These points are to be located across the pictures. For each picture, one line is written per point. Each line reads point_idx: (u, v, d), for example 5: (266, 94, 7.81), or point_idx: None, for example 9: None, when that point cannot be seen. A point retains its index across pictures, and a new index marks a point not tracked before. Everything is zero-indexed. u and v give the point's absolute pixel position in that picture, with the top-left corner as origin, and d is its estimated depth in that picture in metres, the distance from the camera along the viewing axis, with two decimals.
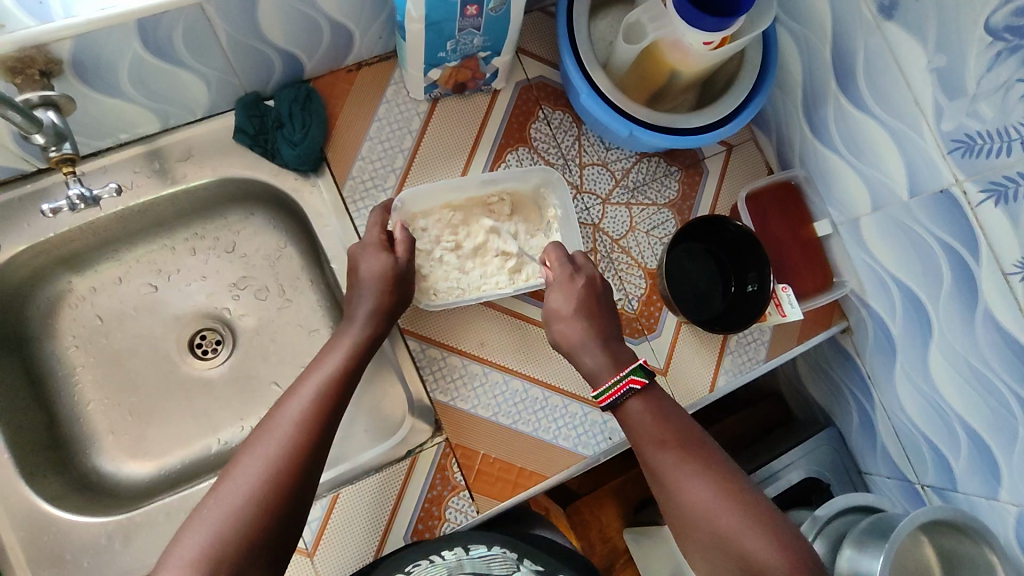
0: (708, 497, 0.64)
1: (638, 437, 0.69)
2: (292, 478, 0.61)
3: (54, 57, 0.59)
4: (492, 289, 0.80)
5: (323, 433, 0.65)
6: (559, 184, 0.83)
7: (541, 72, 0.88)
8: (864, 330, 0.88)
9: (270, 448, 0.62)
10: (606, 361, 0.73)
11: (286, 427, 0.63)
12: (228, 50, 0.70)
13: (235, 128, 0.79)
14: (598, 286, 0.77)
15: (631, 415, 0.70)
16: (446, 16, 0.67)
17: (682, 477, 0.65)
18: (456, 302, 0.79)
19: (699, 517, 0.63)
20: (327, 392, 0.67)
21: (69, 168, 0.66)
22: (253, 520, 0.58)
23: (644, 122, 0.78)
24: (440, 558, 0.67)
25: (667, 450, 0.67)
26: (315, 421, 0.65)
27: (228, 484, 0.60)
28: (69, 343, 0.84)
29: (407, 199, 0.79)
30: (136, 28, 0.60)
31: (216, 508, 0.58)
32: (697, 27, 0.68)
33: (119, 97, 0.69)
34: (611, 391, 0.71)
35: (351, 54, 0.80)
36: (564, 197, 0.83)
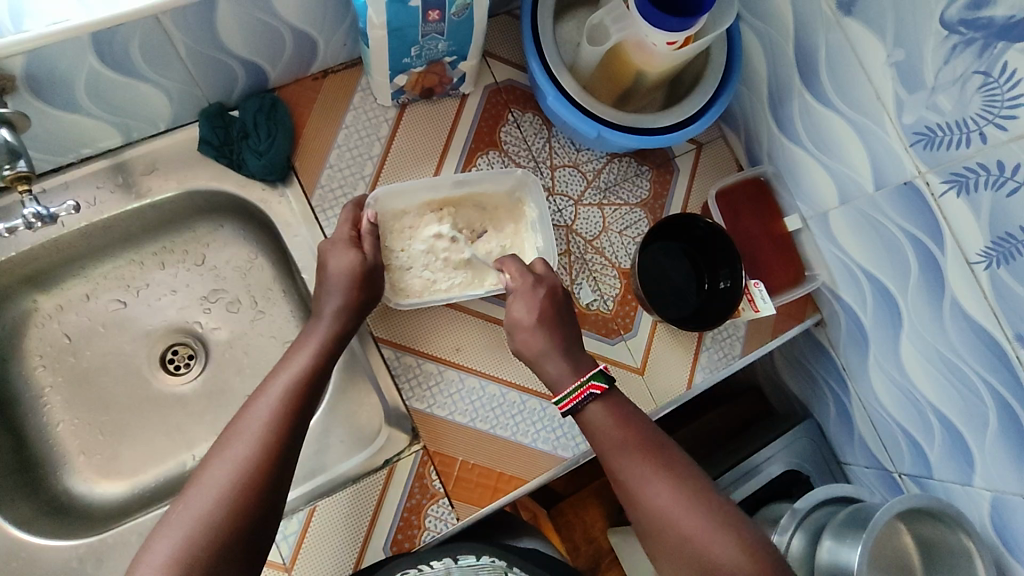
0: (671, 500, 0.65)
1: (600, 442, 0.70)
2: (263, 479, 0.60)
3: (6, 73, 0.58)
4: (466, 291, 0.79)
5: (294, 430, 0.64)
6: (535, 187, 0.82)
7: (509, 75, 0.88)
8: (837, 322, 0.89)
9: (240, 447, 0.61)
10: (568, 368, 0.73)
11: (255, 429, 0.62)
12: (188, 62, 0.69)
13: (200, 139, 0.78)
14: (558, 296, 0.76)
15: (591, 418, 0.70)
16: (408, 22, 0.67)
17: (643, 482, 0.67)
18: (427, 302, 0.78)
19: (659, 521, 0.65)
20: (299, 388, 0.66)
21: (25, 186, 0.63)
22: (221, 520, 0.57)
23: (612, 123, 0.78)
24: (429, 567, 0.67)
25: (629, 454, 0.68)
26: (283, 423, 0.64)
27: (197, 488, 0.59)
28: (36, 363, 0.82)
29: (383, 194, 0.78)
30: (90, 41, 0.59)
31: (185, 511, 0.57)
32: (660, 27, 0.68)
33: (77, 112, 0.68)
34: (570, 397, 0.71)
35: (316, 62, 0.80)
36: (539, 200, 0.82)
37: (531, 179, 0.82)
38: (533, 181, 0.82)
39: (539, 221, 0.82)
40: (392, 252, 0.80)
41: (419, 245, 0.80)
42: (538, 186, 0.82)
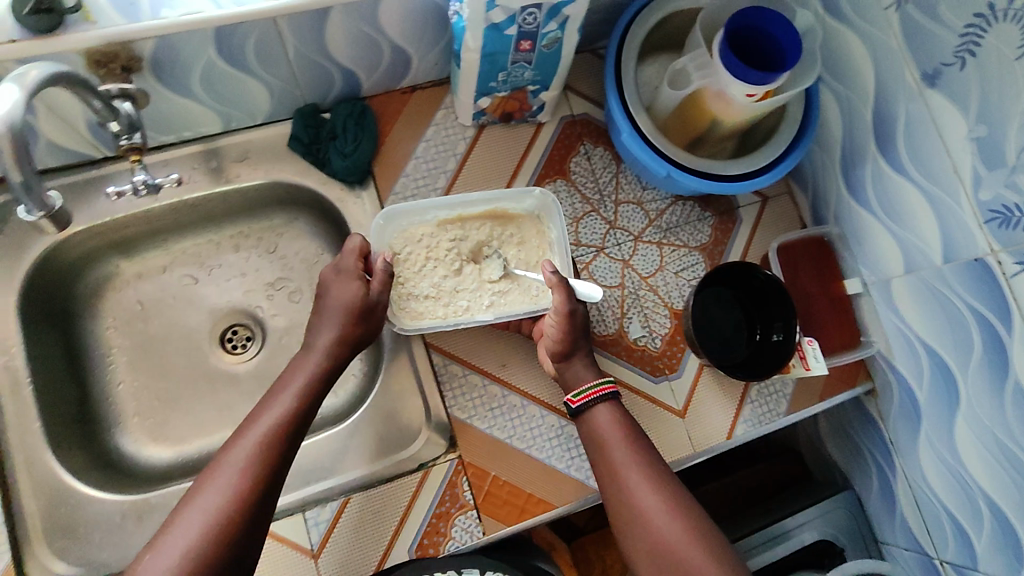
0: (651, 499, 0.68)
1: (599, 437, 0.73)
2: (247, 511, 0.61)
3: (135, 54, 0.64)
4: (476, 316, 0.78)
5: (284, 454, 0.66)
6: (555, 206, 0.83)
7: (585, 109, 0.91)
8: (890, 394, 0.87)
9: (236, 470, 0.63)
10: (586, 369, 0.77)
11: (241, 461, 0.63)
12: (294, 64, 0.74)
13: (291, 136, 0.84)
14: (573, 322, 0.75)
15: (598, 415, 0.74)
16: (500, 49, 0.71)
17: (628, 479, 0.69)
18: (428, 328, 0.77)
19: (640, 518, 0.67)
20: (293, 415, 0.68)
21: (136, 157, 0.69)
22: (205, 553, 0.58)
23: (682, 165, 0.78)
24: None
25: (622, 452, 0.71)
26: (270, 453, 0.65)
27: (182, 520, 0.60)
28: (109, 323, 0.87)
29: (385, 216, 0.80)
30: (213, 36, 0.65)
31: (170, 543, 0.58)
32: (741, 79, 0.70)
33: (189, 98, 0.73)
34: (588, 393, 0.74)
35: (407, 78, 0.85)
36: (557, 220, 0.83)
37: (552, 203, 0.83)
38: (551, 199, 0.82)
39: (558, 246, 0.82)
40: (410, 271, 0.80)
41: (429, 268, 0.80)
42: (558, 210, 0.82)
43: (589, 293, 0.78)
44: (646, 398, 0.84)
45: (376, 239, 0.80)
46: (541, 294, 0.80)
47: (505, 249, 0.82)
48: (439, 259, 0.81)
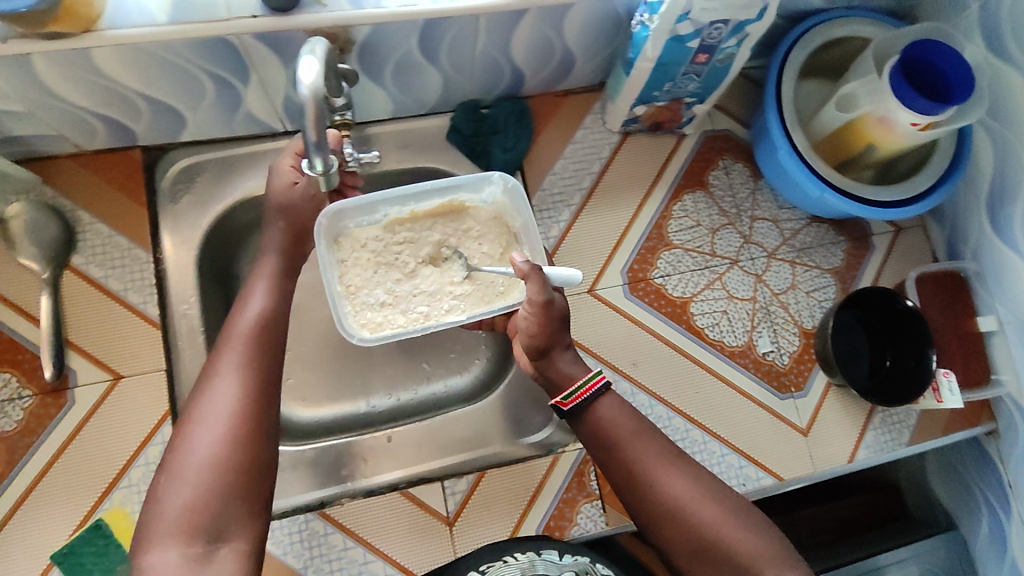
0: (684, 487, 0.67)
1: (614, 433, 0.70)
2: (259, 444, 0.62)
3: (350, 38, 0.68)
4: (443, 320, 0.74)
5: (274, 358, 0.67)
6: (514, 192, 0.77)
7: (729, 126, 0.94)
8: (1015, 436, 0.87)
9: (238, 377, 0.64)
10: (572, 364, 0.74)
11: (230, 392, 0.63)
12: (475, 60, 0.78)
13: (452, 127, 0.88)
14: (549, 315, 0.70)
15: (607, 411, 0.72)
16: (677, 59, 0.74)
17: (657, 471, 0.68)
18: (392, 337, 0.72)
19: (678, 509, 0.66)
20: (266, 319, 0.69)
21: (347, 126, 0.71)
22: (228, 486, 0.60)
23: (836, 186, 0.80)
24: (513, 558, 0.66)
25: (643, 443, 0.70)
26: (259, 383, 0.65)
27: (189, 453, 0.60)
28: None
29: (329, 216, 0.73)
30: (420, 28, 0.69)
31: (190, 474, 0.59)
32: (908, 106, 0.71)
33: (375, 83, 0.78)
34: (579, 391, 0.72)
35: (565, 81, 0.89)
36: (523, 214, 0.78)
37: (517, 189, 0.77)
38: (514, 188, 0.77)
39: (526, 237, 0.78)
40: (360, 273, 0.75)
41: (380, 273, 0.75)
42: (522, 198, 0.77)
43: (567, 278, 0.70)
44: (771, 411, 0.85)
45: (323, 242, 0.75)
46: (508, 290, 0.75)
47: (465, 248, 0.77)
48: (387, 259, 0.76)
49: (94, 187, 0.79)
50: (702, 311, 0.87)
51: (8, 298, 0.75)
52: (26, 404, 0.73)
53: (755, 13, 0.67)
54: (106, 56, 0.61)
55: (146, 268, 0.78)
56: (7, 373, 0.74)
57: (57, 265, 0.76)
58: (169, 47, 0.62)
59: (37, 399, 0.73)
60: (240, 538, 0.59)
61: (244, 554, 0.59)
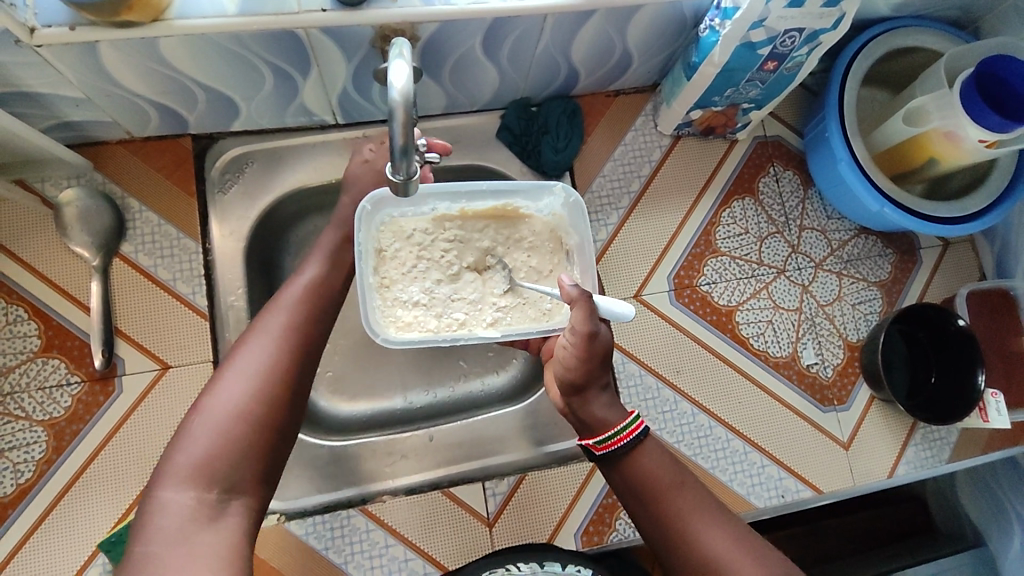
0: (725, 541, 0.60)
1: (651, 479, 0.63)
2: (284, 407, 0.58)
3: (416, 34, 0.67)
4: (476, 332, 0.66)
5: (324, 321, 0.64)
6: (577, 209, 0.70)
7: (780, 133, 0.92)
8: None
9: (283, 334, 0.60)
10: (612, 406, 0.66)
11: (271, 345, 0.59)
12: (535, 58, 0.77)
13: (502, 125, 0.87)
14: (593, 349, 0.61)
15: (648, 455, 0.65)
16: (745, 65, 0.73)
17: (695, 524, 0.61)
18: (421, 344, 0.65)
19: (716, 566, 0.58)
20: (325, 280, 0.66)
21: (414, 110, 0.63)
22: (246, 444, 0.55)
23: (894, 201, 0.79)
24: (516, 568, 0.64)
25: (682, 491, 0.63)
26: (302, 345, 0.61)
27: (215, 397, 0.56)
28: None
29: (377, 200, 0.66)
30: (487, 26, 0.68)
31: (213, 417, 0.55)
32: (979, 123, 0.70)
33: (432, 78, 0.77)
34: (617, 437, 0.64)
35: (619, 81, 0.87)
36: (581, 231, 0.70)
37: (579, 206, 0.69)
38: (577, 206, 0.69)
39: (580, 257, 0.69)
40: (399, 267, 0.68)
41: (419, 270, 0.68)
42: (583, 215, 0.69)
43: (618, 314, 0.61)
44: (812, 424, 0.85)
45: (364, 228, 0.66)
46: (554, 310, 0.68)
47: (511, 257, 0.70)
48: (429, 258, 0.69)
49: (146, 176, 0.79)
50: (747, 321, 0.87)
51: (58, 283, 0.75)
52: (75, 391, 0.73)
53: (832, 21, 0.66)
54: (172, 44, 0.62)
55: (194, 258, 0.78)
56: (57, 359, 0.74)
57: (107, 252, 0.76)
58: (236, 38, 0.63)
59: (86, 387, 0.73)
60: (248, 496, 0.55)
61: (246, 513, 0.54)
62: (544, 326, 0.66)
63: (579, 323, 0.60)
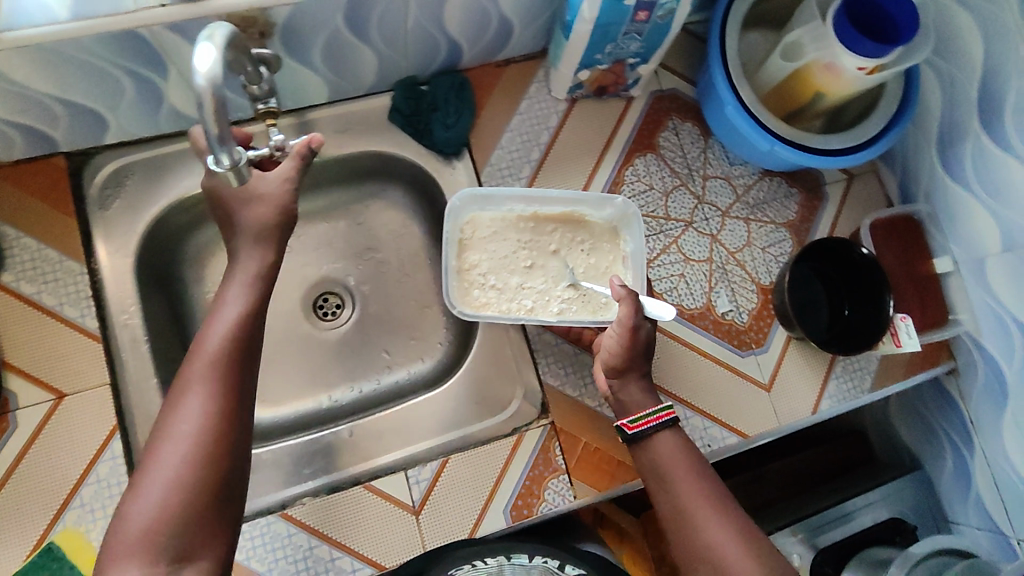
0: (725, 533, 0.62)
1: (666, 468, 0.67)
2: (222, 455, 0.54)
3: (270, 21, 0.65)
4: (538, 315, 0.81)
5: (252, 344, 0.59)
6: (636, 222, 0.84)
7: (676, 85, 0.92)
8: (974, 373, 0.89)
9: (213, 374, 0.56)
10: (642, 394, 0.72)
11: (200, 388, 0.55)
12: (408, 33, 0.75)
13: (391, 107, 0.85)
14: (638, 340, 0.72)
15: (662, 448, 0.68)
16: (616, 20, 0.72)
17: (698, 512, 0.63)
18: (489, 318, 0.79)
19: (712, 553, 0.61)
20: (243, 301, 0.60)
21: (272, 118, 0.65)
22: (190, 506, 0.52)
23: (785, 139, 0.79)
24: (483, 562, 0.67)
25: (692, 483, 0.65)
26: (230, 380, 0.56)
27: (157, 457, 0.53)
28: (210, 288, 0.88)
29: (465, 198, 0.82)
30: (344, 3, 0.66)
31: (151, 482, 0.52)
32: (854, 51, 0.70)
33: (304, 66, 0.75)
34: (645, 419, 0.70)
35: (505, 50, 0.85)
36: (636, 235, 0.84)
37: (632, 215, 0.84)
38: (636, 219, 0.83)
39: (634, 263, 0.83)
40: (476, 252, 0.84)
41: (509, 258, 0.84)
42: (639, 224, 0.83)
43: (656, 311, 0.74)
44: (733, 371, 0.85)
45: (451, 220, 0.83)
46: (605, 307, 0.81)
47: (573, 257, 0.84)
48: (519, 258, 0.84)
49: (19, 202, 0.76)
50: (660, 276, 0.86)
51: None
52: None
53: None
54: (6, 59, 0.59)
55: (81, 280, 0.75)
56: None
57: None
58: (79, 45, 0.60)
59: None
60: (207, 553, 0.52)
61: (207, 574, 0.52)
62: (595, 319, 0.80)
63: (636, 317, 0.70)
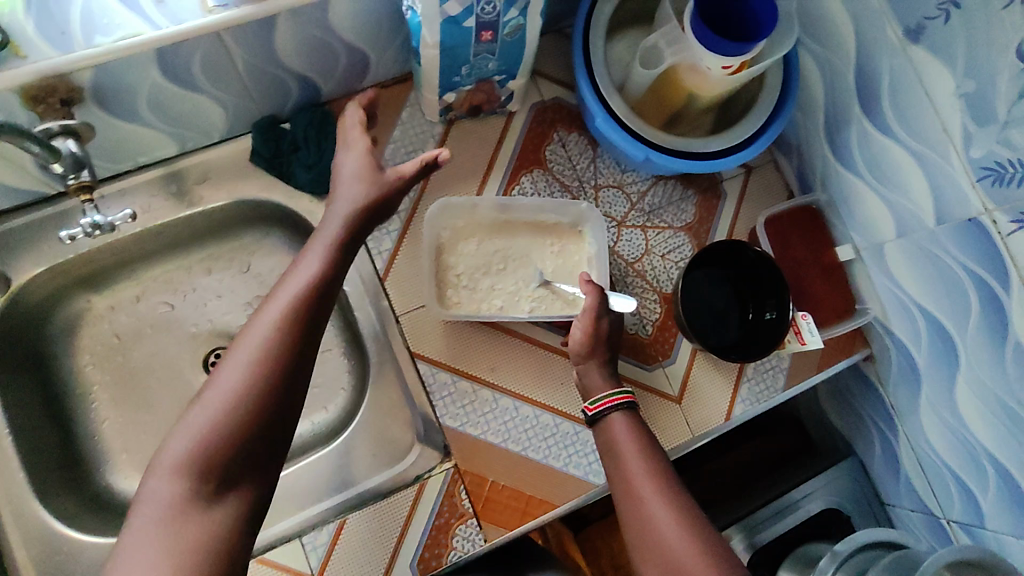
0: (664, 509, 0.64)
1: (615, 447, 0.70)
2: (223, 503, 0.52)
3: (75, 86, 0.60)
4: (508, 315, 0.79)
5: (274, 386, 0.56)
6: (597, 221, 0.82)
7: (557, 94, 0.88)
8: (888, 359, 0.87)
9: (215, 415, 0.54)
10: (603, 380, 0.74)
11: (200, 430, 0.53)
12: (246, 77, 0.70)
13: (252, 151, 0.80)
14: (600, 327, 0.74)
15: (616, 431, 0.71)
16: (461, 42, 0.67)
17: (642, 489, 0.66)
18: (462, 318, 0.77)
19: (651, 528, 0.63)
20: (268, 347, 0.57)
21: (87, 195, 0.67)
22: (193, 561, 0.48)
23: (661, 147, 0.76)
24: None
25: (637, 462, 0.68)
26: (237, 423, 0.54)
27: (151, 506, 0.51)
28: (86, 361, 0.84)
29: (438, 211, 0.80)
30: (156, 57, 0.60)
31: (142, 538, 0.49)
32: (715, 51, 0.66)
33: (138, 122, 0.69)
34: (605, 400, 0.72)
35: (368, 76, 0.80)
36: (600, 234, 0.82)
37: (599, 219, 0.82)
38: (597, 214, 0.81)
39: (601, 260, 0.81)
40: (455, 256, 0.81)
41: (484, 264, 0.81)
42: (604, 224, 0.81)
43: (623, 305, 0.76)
44: (641, 387, 0.82)
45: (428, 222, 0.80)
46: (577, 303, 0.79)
47: (542, 259, 0.82)
48: (485, 266, 0.81)
49: None
50: None
51: None
52: None
53: None
54: None
55: None
56: None
57: None
58: None
59: None
60: None
61: None
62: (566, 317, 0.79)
63: (598, 302, 0.74)
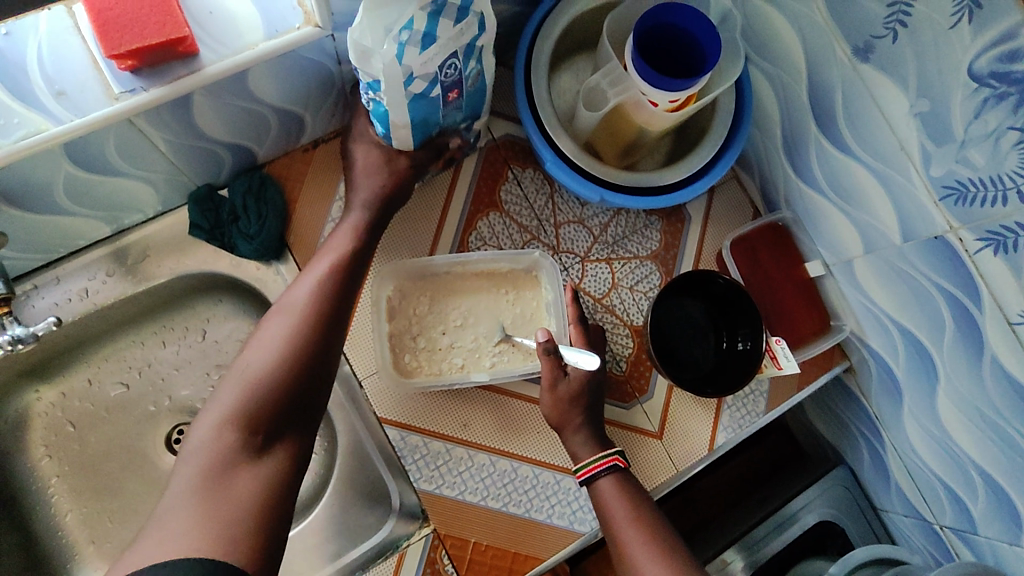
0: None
1: (607, 514, 0.69)
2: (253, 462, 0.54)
3: None
4: (466, 377, 0.76)
5: (304, 363, 0.60)
6: (550, 269, 0.79)
7: (507, 130, 0.84)
8: (868, 370, 0.85)
9: (248, 381, 0.57)
10: (586, 443, 0.73)
11: (234, 399, 0.57)
12: (170, 153, 0.66)
13: (191, 223, 0.76)
14: (563, 393, 0.73)
15: (605, 495, 0.70)
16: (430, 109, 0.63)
17: (638, 557, 0.66)
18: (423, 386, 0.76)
19: None
20: (297, 328, 0.61)
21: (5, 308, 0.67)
22: (223, 512, 0.50)
23: (614, 184, 0.74)
24: None
25: (630, 527, 0.68)
26: (270, 390, 0.57)
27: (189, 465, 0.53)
28: (41, 454, 0.81)
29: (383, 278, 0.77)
30: (64, 151, 0.56)
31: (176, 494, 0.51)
32: (659, 88, 0.63)
33: (59, 213, 0.66)
34: (590, 466, 0.72)
35: (305, 134, 0.77)
36: (555, 279, 0.79)
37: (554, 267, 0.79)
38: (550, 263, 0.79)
39: (556, 310, 0.79)
40: (409, 316, 0.78)
41: (439, 322, 0.79)
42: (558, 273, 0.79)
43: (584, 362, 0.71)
44: (620, 428, 0.80)
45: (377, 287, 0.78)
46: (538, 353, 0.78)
47: (500, 311, 0.79)
48: (442, 322, 0.79)
49: None
50: None
51: None
52: None
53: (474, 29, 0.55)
54: None
55: None
56: None
57: None
58: None
59: None
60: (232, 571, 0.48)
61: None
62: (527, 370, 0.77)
63: (552, 371, 0.72)
